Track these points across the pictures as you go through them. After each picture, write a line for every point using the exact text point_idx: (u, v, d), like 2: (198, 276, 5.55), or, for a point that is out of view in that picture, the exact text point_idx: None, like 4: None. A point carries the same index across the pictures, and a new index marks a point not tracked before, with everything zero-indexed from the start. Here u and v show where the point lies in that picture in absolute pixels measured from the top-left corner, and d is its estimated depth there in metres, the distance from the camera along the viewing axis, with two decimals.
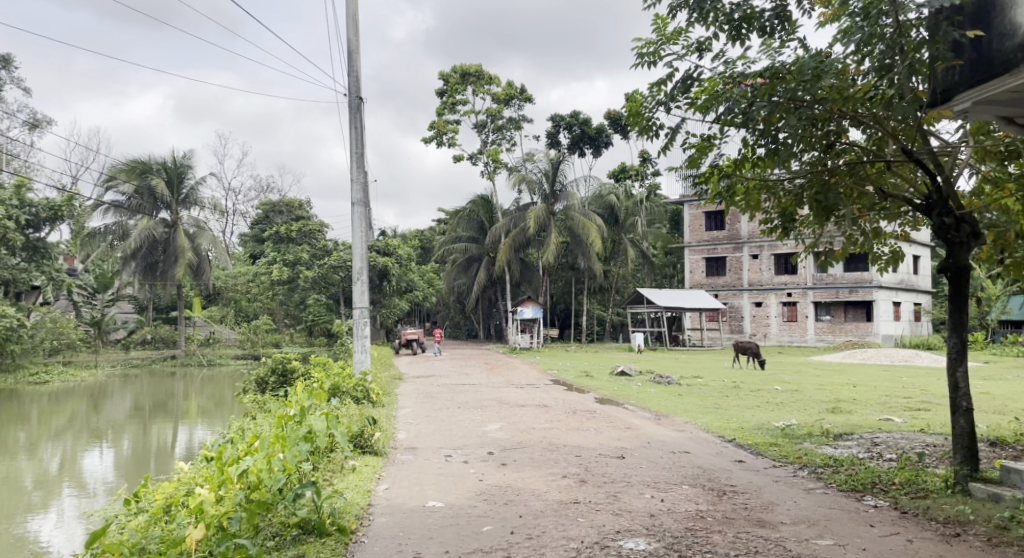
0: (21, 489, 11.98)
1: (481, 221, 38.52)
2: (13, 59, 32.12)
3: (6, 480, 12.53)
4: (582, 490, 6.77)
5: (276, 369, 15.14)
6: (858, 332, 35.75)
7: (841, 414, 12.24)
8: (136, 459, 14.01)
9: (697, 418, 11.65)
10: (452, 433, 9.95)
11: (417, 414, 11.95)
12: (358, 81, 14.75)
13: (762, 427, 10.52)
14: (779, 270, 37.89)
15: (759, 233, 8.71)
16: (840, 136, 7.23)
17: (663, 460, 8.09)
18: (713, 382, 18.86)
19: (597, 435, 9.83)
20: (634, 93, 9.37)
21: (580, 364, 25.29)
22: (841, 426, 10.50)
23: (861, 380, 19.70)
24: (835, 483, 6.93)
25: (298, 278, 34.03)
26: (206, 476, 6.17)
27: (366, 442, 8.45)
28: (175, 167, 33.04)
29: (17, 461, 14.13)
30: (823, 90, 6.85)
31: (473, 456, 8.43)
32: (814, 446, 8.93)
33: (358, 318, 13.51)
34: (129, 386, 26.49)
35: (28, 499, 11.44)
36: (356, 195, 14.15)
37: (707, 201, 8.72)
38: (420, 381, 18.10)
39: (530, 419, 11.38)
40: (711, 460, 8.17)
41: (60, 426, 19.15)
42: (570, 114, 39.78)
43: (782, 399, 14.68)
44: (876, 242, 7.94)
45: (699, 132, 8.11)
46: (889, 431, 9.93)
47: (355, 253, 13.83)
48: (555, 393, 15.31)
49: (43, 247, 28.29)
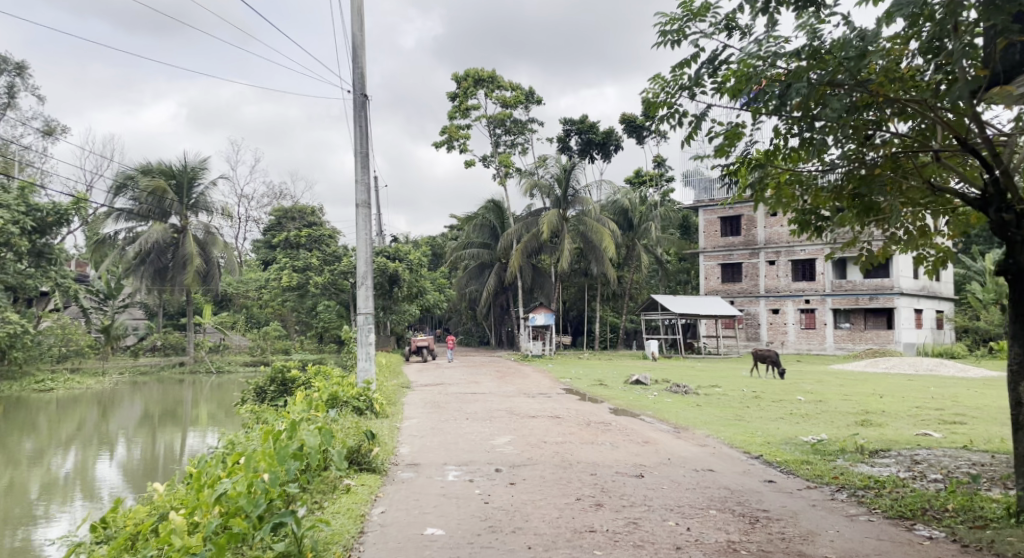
0: (28, 495, 11.61)
1: (494, 227, 37.94)
2: (28, 67, 32.00)
3: (10, 488, 12.09)
4: (599, 515, 6.13)
5: (276, 377, 14.65)
6: (879, 340, 34.78)
7: (871, 427, 11.56)
8: (139, 466, 13.57)
9: (720, 432, 10.99)
10: (458, 447, 9.33)
11: (422, 425, 11.33)
12: (363, 77, 14.24)
13: (791, 442, 9.84)
14: (797, 277, 37.10)
15: (790, 232, 8.01)
16: (880, 124, 6.59)
17: (686, 480, 7.42)
18: (732, 391, 18.16)
19: (613, 450, 9.17)
20: (657, 75, 8.82)
21: (594, 373, 24.57)
22: (875, 441, 9.78)
23: (888, 390, 18.96)
24: (880, 508, 6.26)
25: (308, 285, 33.23)
26: (182, 499, 5.67)
27: (363, 458, 7.85)
28: (186, 172, 32.58)
29: (20, 468, 13.70)
30: (863, 75, 6.22)
31: (479, 474, 7.78)
32: (849, 464, 8.25)
33: (363, 325, 13.01)
34: (138, 393, 26.06)
35: (34, 504, 11.05)
36: (361, 195, 13.60)
37: (734, 195, 8.07)
38: (428, 389, 17.49)
39: (542, 431, 10.75)
40: (738, 480, 7.49)
41: (68, 433, 18.75)
42: (580, 118, 39.18)
43: (807, 411, 13.97)
44: (921, 242, 7.26)
45: (726, 121, 7.52)
46: (929, 448, 9.22)
47: (360, 257, 13.30)
48: (567, 403, 14.64)
49: (50, 251, 27.84)
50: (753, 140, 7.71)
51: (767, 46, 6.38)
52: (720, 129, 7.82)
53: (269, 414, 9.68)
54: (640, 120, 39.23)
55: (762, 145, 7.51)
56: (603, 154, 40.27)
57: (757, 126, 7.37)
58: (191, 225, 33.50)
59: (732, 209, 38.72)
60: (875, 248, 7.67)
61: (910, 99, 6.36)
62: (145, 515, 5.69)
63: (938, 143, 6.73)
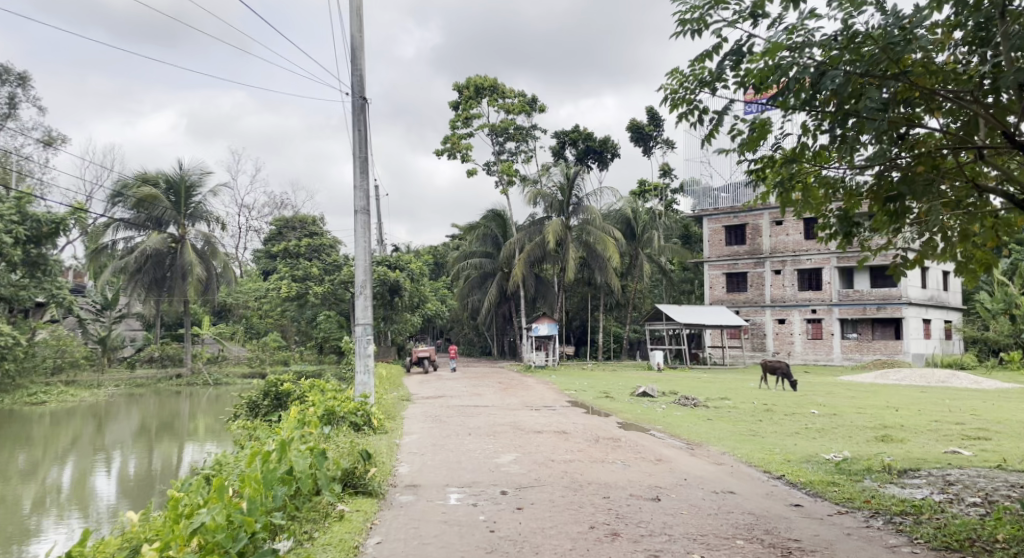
0: (19, 510, 11.15)
1: (496, 237, 37.59)
2: (31, 78, 31.69)
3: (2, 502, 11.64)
4: (615, 547, 5.62)
5: (270, 391, 14.15)
6: (888, 351, 34.22)
7: (892, 443, 11.01)
8: (135, 480, 13.04)
9: (736, 448, 10.46)
10: (460, 466, 8.82)
11: (423, 442, 10.81)
12: (362, 80, 13.78)
13: (812, 460, 9.31)
14: (803, 286, 36.57)
15: (819, 237, 7.61)
16: (918, 121, 6.10)
17: (706, 504, 6.90)
18: (743, 404, 17.57)
19: (624, 469, 8.64)
20: (675, 69, 8.38)
21: (600, 384, 24.01)
22: (903, 459, 9.21)
23: (902, 402, 18.39)
24: (923, 540, 5.75)
25: (307, 295, 32.51)
26: (157, 530, 5.23)
27: (359, 481, 7.31)
28: (184, 181, 32.00)
29: (13, 482, 13.22)
30: (900, 68, 5.73)
31: (483, 498, 7.25)
32: (878, 486, 7.72)
33: (361, 336, 12.54)
34: (135, 406, 25.51)
35: (25, 520, 10.58)
36: (359, 203, 13.12)
37: (759, 198, 7.65)
38: (429, 402, 16.95)
39: (549, 448, 10.20)
40: (761, 504, 6.97)
41: (62, 446, 18.24)
42: (573, 128, 38.83)
43: (823, 425, 13.41)
44: (964, 247, 6.77)
45: (751, 119, 7.07)
46: (961, 467, 8.68)
47: (357, 266, 12.83)
48: (573, 416, 14.11)
49: (44, 262, 27.30)
50: (779, 137, 7.27)
51: (798, 34, 5.88)
52: (743, 126, 7.37)
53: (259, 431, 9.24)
54: (646, 127, 38.88)
55: (790, 143, 7.05)
56: (600, 163, 39.88)
57: (786, 121, 6.90)
58: (190, 234, 32.95)
59: (737, 218, 38.18)
60: (912, 254, 7.24)
61: (953, 92, 5.87)
62: (117, 548, 5.25)
63: (983, 140, 6.25)
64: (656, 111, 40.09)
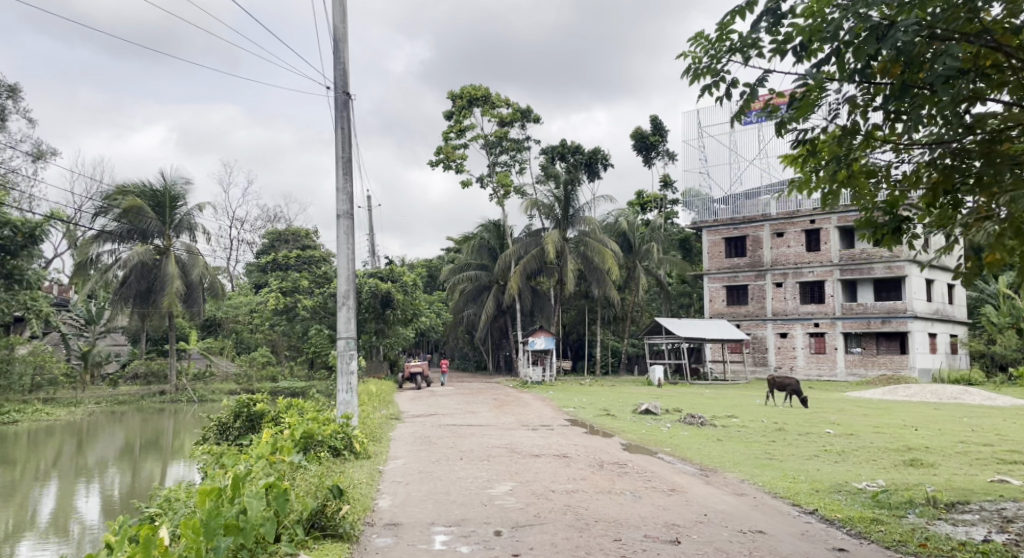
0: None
1: (492, 248, 36.74)
2: (19, 91, 30.86)
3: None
4: None
5: (241, 412, 13.12)
6: (893, 365, 33.16)
7: (924, 469, 10.03)
8: (116, 500, 12.18)
9: (755, 475, 9.48)
10: (449, 499, 7.81)
11: (409, 468, 9.81)
12: (346, 74, 12.90)
13: (846, 491, 8.30)
14: (805, 299, 35.63)
15: (862, 234, 6.94)
16: (984, 96, 5.47)
17: (735, 549, 5.95)
18: (752, 422, 16.55)
19: (634, 502, 7.63)
20: (700, 33, 7.82)
21: (599, 401, 22.92)
22: (947, 489, 8.20)
23: (918, 421, 17.36)
24: None
25: (296, 308, 31.24)
26: None
27: (328, 522, 6.35)
28: (168, 192, 30.83)
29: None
30: (972, 28, 5.10)
31: (475, 540, 6.24)
32: (929, 524, 6.76)
33: (343, 350, 11.62)
34: (116, 424, 24.35)
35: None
36: (342, 206, 12.18)
37: (797, 185, 7.03)
38: (419, 421, 15.88)
39: (549, 476, 9.15)
40: (799, 548, 6.04)
41: (41, 466, 17.34)
42: (562, 142, 38.11)
43: (843, 447, 12.41)
44: None
45: (793, 92, 6.51)
46: (1016, 500, 7.67)
47: (340, 274, 11.91)
48: (573, 437, 13.11)
49: (20, 273, 25.76)
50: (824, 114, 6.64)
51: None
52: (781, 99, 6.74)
53: (222, 460, 8.34)
54: (649, 136, 38.28)
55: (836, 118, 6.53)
56: (591, 174, 39.10)
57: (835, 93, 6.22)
58: (174, 245, 31.65)
59: (737, 229, 37.44)
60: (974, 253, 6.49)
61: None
62: None
63: None
64: (657, 120, 39.36)
